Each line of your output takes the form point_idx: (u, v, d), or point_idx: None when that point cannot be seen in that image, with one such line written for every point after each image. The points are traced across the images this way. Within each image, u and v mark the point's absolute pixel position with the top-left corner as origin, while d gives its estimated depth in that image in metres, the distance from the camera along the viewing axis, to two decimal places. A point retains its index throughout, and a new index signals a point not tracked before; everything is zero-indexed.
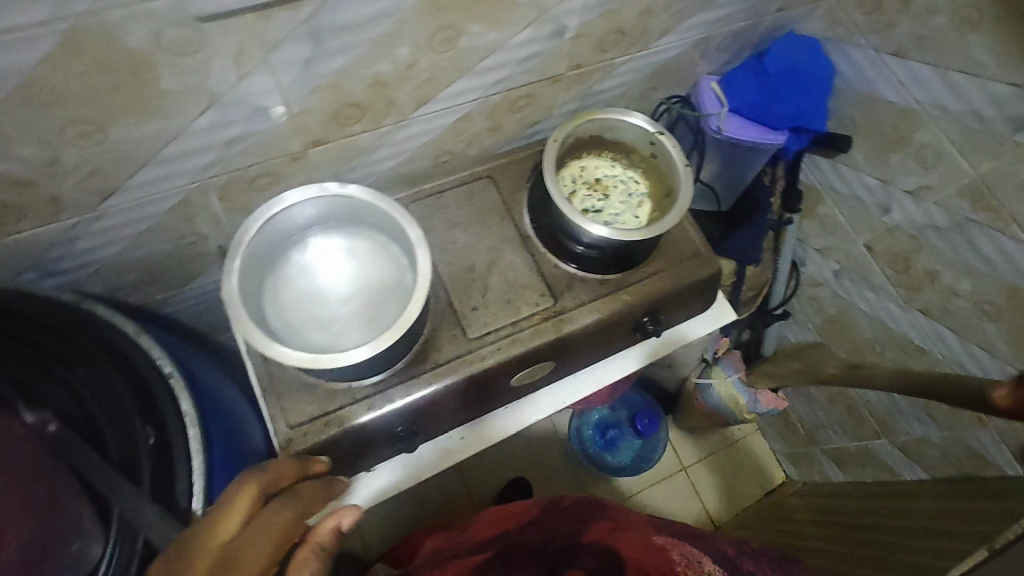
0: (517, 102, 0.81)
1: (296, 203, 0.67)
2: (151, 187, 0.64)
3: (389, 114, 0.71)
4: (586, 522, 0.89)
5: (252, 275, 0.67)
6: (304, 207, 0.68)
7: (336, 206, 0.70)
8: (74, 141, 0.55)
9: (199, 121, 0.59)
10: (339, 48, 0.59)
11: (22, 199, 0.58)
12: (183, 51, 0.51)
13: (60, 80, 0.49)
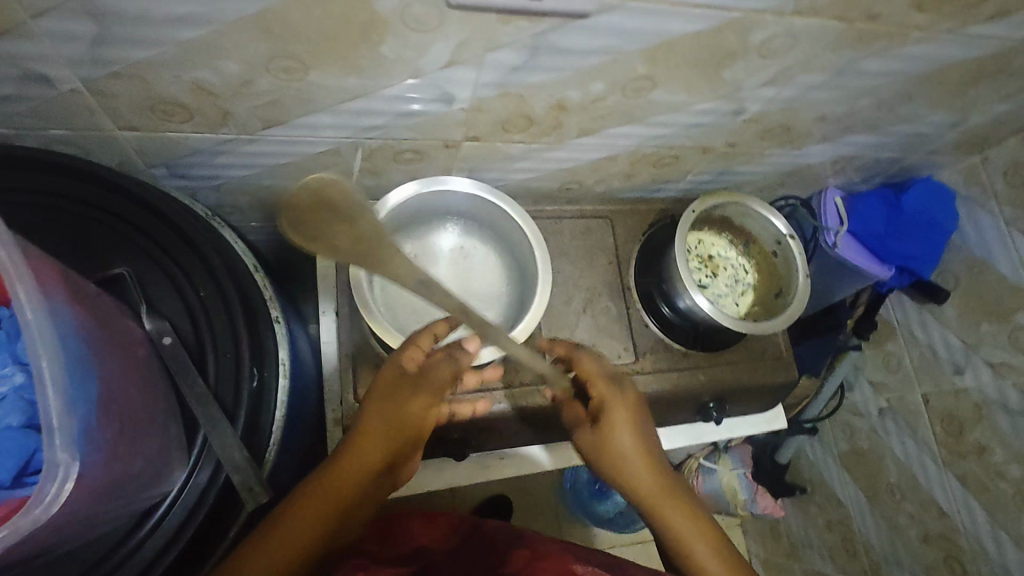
0: (663, 159, 0.81)
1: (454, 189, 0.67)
2: (313, 131, 0.64)
3: (550, 135, 0.71)
4: (498, 548, 0.77)
5: None
6: (458, 199, 0.70)
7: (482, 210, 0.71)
8: (272, 73, 0.54)
9: (390, 89, 0.58)
10: (546, 66, 0.58)
11: (199, 105, 0.58)
12: (417, 29, 0.50)
13: (297, 19, 0.48)
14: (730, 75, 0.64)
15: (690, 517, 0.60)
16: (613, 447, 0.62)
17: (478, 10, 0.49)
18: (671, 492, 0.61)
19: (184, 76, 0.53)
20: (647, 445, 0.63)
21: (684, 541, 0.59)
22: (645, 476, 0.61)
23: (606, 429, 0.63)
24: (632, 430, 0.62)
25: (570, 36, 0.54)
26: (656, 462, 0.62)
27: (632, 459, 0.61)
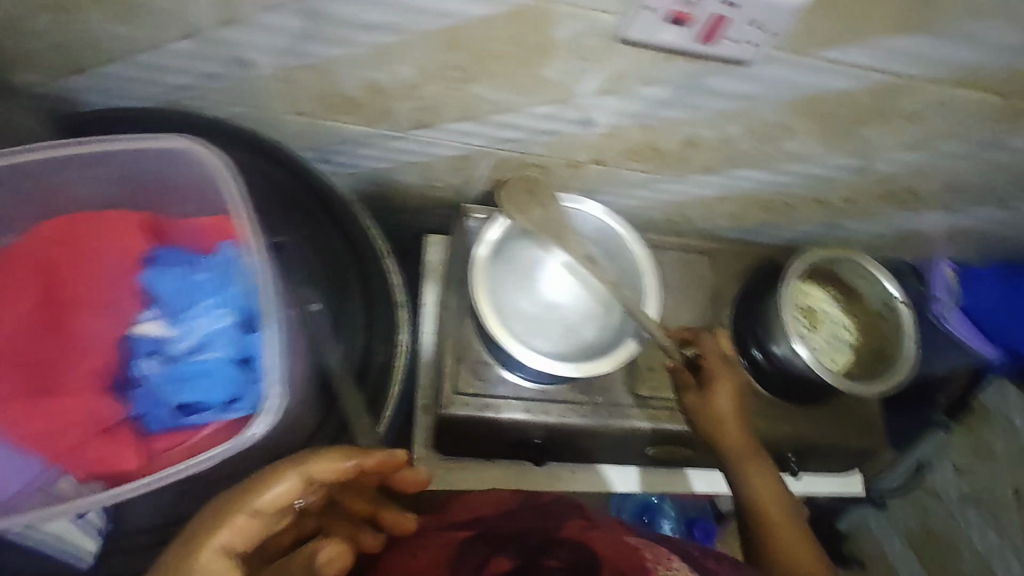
0: (774, 205, 0.81)
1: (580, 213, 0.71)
2: (457, 136, 0.68)
3: (673, 169, 0.73)
4: (558, 520, 0.58)
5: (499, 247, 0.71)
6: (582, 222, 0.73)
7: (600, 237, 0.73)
8: (441, 81, 0.59)
9: (540, 108, 0.62)
10: (692, 104, 0.60)
11: (365, 100, 0.63)
12: (585, 57, 0.54)
13: (481, 36, 0.52)
14: (869, 133, 0.64)
15: (763, 480, 0.61)
16: (706, 404, 0.63)
17: (644, 48, 0.52)
18: (751, 456, 0.62)
19: (363, 74, 0.59)
20: (739, 407, 0.63)
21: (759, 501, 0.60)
22: (730, 434, 0.62)
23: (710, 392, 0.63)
24: (728, 389, 0.63)
25: (723, 79, 0.56)
26: (744, 427, 0.63)
27: (720, 415, 0.63)
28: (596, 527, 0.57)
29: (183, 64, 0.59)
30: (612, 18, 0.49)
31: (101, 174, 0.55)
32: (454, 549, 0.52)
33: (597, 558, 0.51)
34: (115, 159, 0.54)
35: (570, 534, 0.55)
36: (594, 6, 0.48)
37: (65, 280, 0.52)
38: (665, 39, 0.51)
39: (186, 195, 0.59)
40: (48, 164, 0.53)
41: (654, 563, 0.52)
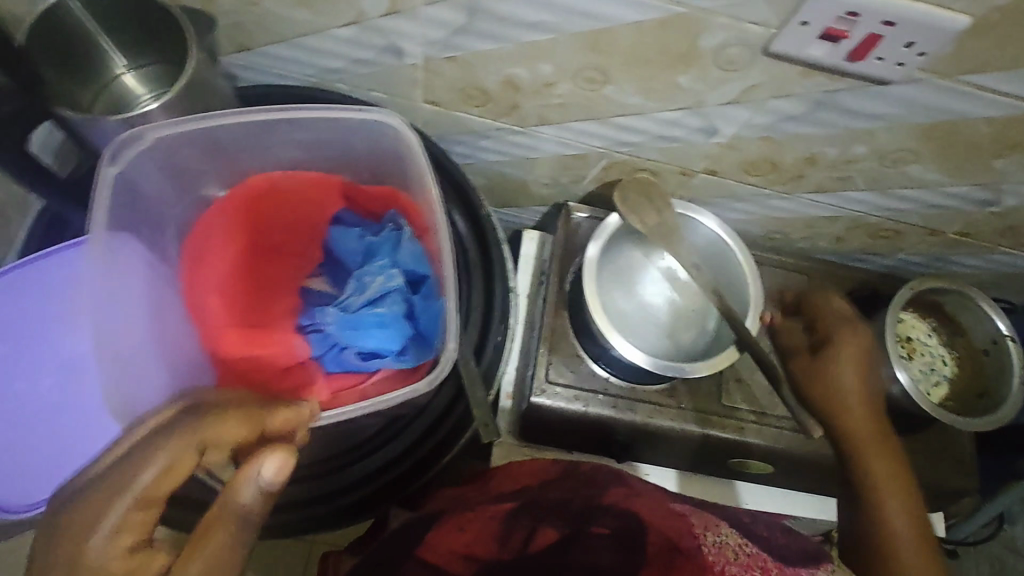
0: (881, 230, 0.81)
1: (693, 222, 0.72)
2: (577, 135, 0.71)
3: (786, 184, 0.74)
4: (602, 488, 0.64)
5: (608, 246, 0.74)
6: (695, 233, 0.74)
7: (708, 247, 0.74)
8: (576, 81, 0.62)
9: (667, 114, 0.64)
10: (821, 121, 0.61)
11: (499, 95, 0.66)
12: (724, 67, 0.56)
13: (628, 40, 0.55)
14: (1000, 164, 0.63)
15: (886, 468, 0.69)
16: (825, 380, 0.73)
17: (786, 62, 0.54)
18: (882, 445, 0.70)
19: (504, 69, 0.62)
20: (866, 400, 0.71)
21: (881, 478, 0.68)
22: (859, 420, 0.71)
23: (827, 365, 0.73)
24: (856, 376, 0.72)
25: (860, 99, 0.57)
26: (880, 422, 0.71)
27: (852, 402, 0.71)
28: (641, 493, 0.62)
29: (340, 48, 0.63)
30: (762, 30, 0.51)
31: (294, 138, 0.60)
32: (502, 519, 0.59)
33: (643, 526, 0.57)
34: (310, 126, 0.59)
35: (612, 503, 0.60)
36: (748, 18, 0.50)
37: (269, 233, 0.65)
38: (812, 54, 0.52)
39: (359, 159, 0.64)
40: (257, 128, 0.59)
41: (703, 529, 0.56)
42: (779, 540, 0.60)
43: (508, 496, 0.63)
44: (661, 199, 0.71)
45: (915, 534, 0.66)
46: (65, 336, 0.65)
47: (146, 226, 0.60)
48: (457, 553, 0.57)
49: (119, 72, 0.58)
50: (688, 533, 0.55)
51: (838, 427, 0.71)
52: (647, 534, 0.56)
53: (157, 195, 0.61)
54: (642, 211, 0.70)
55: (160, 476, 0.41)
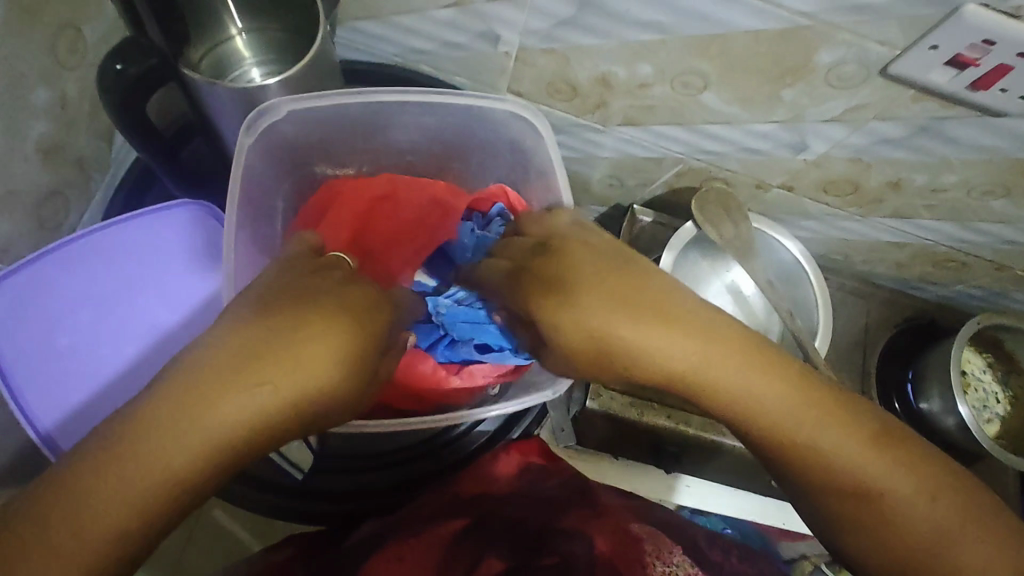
0: (947, 262, 0.79)
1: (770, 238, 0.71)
2: (658, 138, 0.70)
3: (862, 206, 0.72)
4: (564, 510, 0.56)
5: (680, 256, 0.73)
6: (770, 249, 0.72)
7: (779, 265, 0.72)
8: (673, 84, 0.60)
9: (759, 124, 0.63)
10: (917, 147, 0.60)
11: (588, 91, 0.65)
12: (834, 83, 0.55)
13: (741, 47, 0.53)
14: None
15: (843, 425, 0.35)
16: (659, 341, 0.38)
17: (900, 84, 0.53)
18: (780, 397, 0.36)
19: (600, 66, 0.61)
20: (773, 360, 0.37)
21: (813, 449, 0.35)
22: (817, 416, 0.36)
23: (579, 334, 0.40)
24: (662, 295, 0.39)
25: (966, 128, 0.56)
26: (777, 365, 0.37)
27: (717, 365, 0.37)
28: (601, 516, 0.54)
29: (434, 30, 0.61)
30: (885, 50, 0.50)
31: (422, 123, 0.57)
32: (450, 542, 0.51)
33: (594, 560, 0.48)
34: (438, 111, 0.55)
35: (569, 526, 0.53)
36: (873, 36, 0.49)
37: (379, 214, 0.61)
38: (933, 78, 0.50)
39: (475, 148, 0.60)
40: (385, 107, 0.55)
41: (653, 559, 0.48)
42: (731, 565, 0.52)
43: (463, 508, 0.55)
44: (739, 211, 0.70)
45: (953, 522, 0.34)
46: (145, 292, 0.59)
47: (261, 206, 0.55)
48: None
49: (233, 34, 0.52)
50: (639, 564, 0.47)
51: (792, 433, 0.36)
52: (596, 562, 0.47)
53: (268, 175, 0.56)
54: (719, 224, 0.69)
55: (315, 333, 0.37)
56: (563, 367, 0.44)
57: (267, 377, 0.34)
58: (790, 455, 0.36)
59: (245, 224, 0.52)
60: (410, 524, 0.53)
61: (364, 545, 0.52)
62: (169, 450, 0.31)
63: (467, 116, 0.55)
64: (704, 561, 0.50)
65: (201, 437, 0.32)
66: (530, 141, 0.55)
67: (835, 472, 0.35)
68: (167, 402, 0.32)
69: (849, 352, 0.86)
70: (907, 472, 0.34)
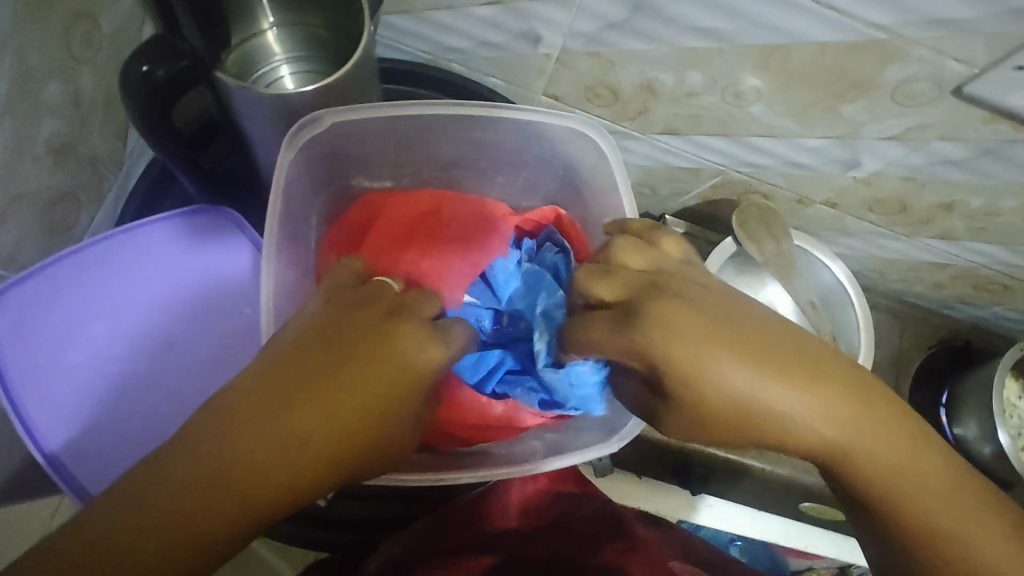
0: (989, 284, 0.76)
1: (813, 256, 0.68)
2: (700, 149, 0.66)
3: (907, 225, 0.69)
4: (596, 544, 0.54)
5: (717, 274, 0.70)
6: (810, 267, 0.69)
7: (818, 283, 0.69)
8: (723, 94, 0.57)
9: (811, 140, 0.60)
10: (979, 169, 0.57)
11: (631, 98, 0.61)
12: (899, 101, 0.51)
13: (804, 60, 0.50)
14: None
15: (954, 500, 0.35)
16: (765, 390, 0.36)
17: (973, 104, 0.49)
18: (891, 454, 0.36)
19: (647, 72, 0.57)
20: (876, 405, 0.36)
21: (915, 506, 0.35)
22: (924, 472, 0.36)
23: (699, 394, 0.36)
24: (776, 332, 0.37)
25: None
26: (880, 415, 0.36)
27: (816, 412, 0.35)
28: (637, 551, 0.52)
29: (472, 28, 0.58)
30: (964, 68, 0.46)
31: (475, 135, 0.55)
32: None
33: None
34: (493, 126, 0.54)
35: (606, 563, 0.51)
36: (953, 54, 0.45)
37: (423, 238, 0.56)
38: (1011, 100, 0.47)
39: (523, 162, 0.58)
40: (438, 121, 0.53)
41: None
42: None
43: (491, 545, 0.53)
44: (782, 227, 0.66)
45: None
46: (154, 308, 0.55)
47: (299, 222, 0.53)
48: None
49: (265, 28, 0.48)
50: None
51: (893, 488, 0.36)
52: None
53: (307, 191, 0.54)
54: (761, 239, 0.66)
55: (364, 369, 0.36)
56: (669, 428, 0.40)
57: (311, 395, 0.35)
58: (900, 516, 0.35)
59: (285, 242, 0.50)
60: (437, 556, 0.51)
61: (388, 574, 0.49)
62: (212, 452, 0.32)
63: (523, 130, 0.54)
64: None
65: (254, 465, 0.32)
66: (591, 160, 0.54)
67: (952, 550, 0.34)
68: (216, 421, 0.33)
69: (880, 372, 0.84)
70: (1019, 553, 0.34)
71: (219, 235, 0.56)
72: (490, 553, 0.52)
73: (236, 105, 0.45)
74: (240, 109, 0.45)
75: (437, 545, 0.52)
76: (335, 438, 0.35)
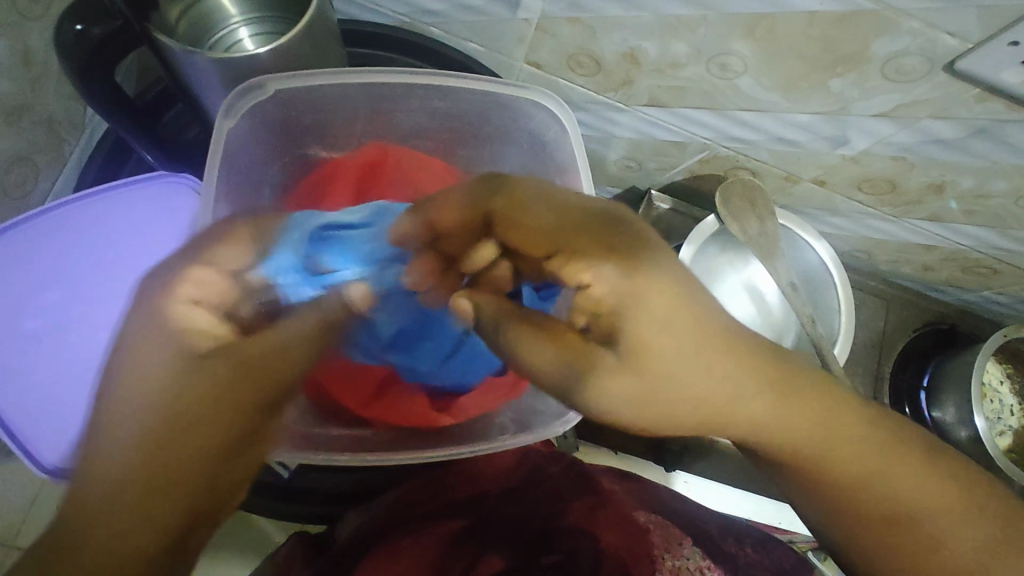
0: (978, 268, 0.75)
1: (795, 236, 0.67)
2: (686, 122, 0.64)
3: (897, 205, 0.68)
4: (565, 501, 0.50)
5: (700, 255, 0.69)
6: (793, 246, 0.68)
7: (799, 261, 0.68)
8: (708, 66, 0.55)
9: (799, 116, 0.58)
10: (970, 149, 0.55)
11: (615, 68, 0.59)
12: (890, 76, 0.49)
13: (791, 32, 0.48)
14: None
15: (881, 450, 0.38)
16: (692, 365, 0.38)
17: (964, 81, 0.47)
18: (815, 424, 0.38)
19: (630, 41, 0.54)
20: (745, 360, 0.38)
21: (849, 465, 0.38)
22: (842, 433, 0.38)
23: (650, 354, 0.38)
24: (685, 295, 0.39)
25: None
26: (792, 381, 0.39)
27: (734, 388, 0.38)
28: (605, 506, 0.48)
29: None
30: (957, 43, 0.44)
31: (437, 106, 0.54)
32: (446, 545, 0.46)
33: (597, 553, 0.43)
34: (450, 97, 0.52)
35: (574, 523, 0.47)
36: (947, 27, 0.43)
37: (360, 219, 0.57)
38: (1005, 77, 0.45)
39: (490, 136, 0.57)
40: (392, 90, 0.52)
41: (663, 552, 0.42)
42: (748, 559, 0.44)
43: (460, 509, 0.51)
44: (762, 203, 0.65)
45: (974, 537, 0.37)
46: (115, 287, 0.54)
47: (250, 192, 0.53)
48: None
49: None
50: (645, 556, 0.42)
51: (825, 454, 0.38)
52: (603, 561, 0.42)
53: (259, 159, 0.53)
54: (743, 218, 0.64)
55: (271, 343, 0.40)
56: (617, 399, 0.39)
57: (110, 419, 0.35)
58: (832, 476, 0.38)
59: (230, 214, 0.49)
60: (404, 527, 0.49)
61: (350, 552, 0.47)
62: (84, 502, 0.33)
63: (482, 101, 0.53)
64: (718, 555, 0.43)
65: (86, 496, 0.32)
66: (552, 133, 0.53)
67: (878, 492, 0.38)
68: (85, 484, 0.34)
69: (864, 354, 0.83)
70: (941, 491, 0.38)
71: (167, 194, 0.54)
72: (456, 520, 0.49)
73: (186, 72, 0.43)
74: (192, 76, 0.44)
75: (403, 518, 0.50)
76: (234, 409, 0.36)
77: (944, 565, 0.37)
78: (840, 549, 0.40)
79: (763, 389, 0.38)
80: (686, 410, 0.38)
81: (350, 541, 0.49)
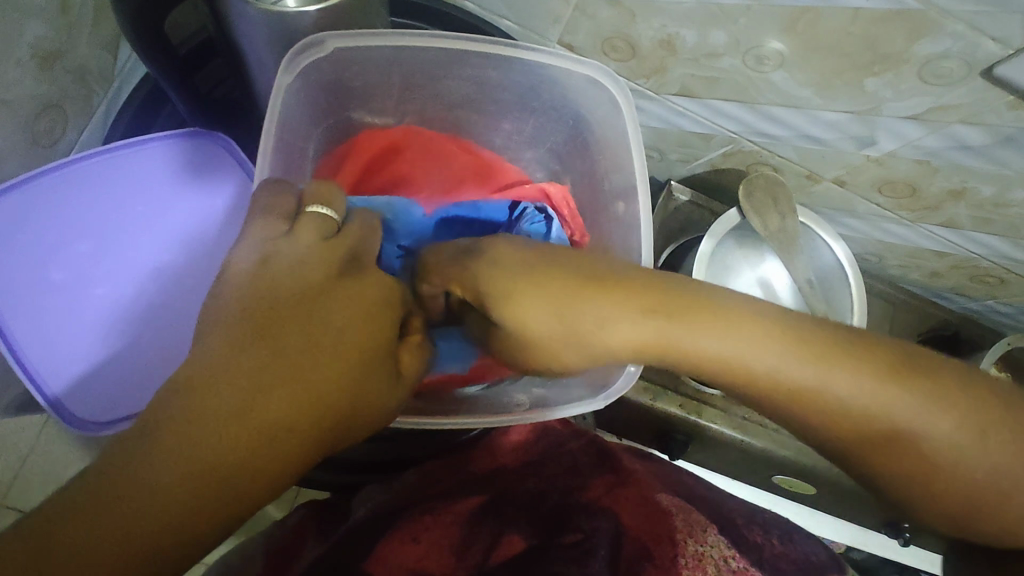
0: (986, 277, 0.76)
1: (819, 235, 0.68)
2: (716, 114, 0.64)
3: (915, 209, 0.68)
4: (584, 477, 0.51)
5: (720, 249, 0.69)
6: (816, 244, 0.69)
7: (816, 262, 0.69)
8: (744, 58, 0.55)
9: (829, 114, 0.58)
10: (993, 156, 0.56)
11: (650, 54, 0.59)
12: (925, 78, 0.49)
13: (831, 28, 0.48)
14: None
15: (818, 362, 0.38)
16: (573, 310, 0.42)
17: (1001, 87, 0.48)
18: (727, 337, 0.39)
19: (668, 27, 0.54)
20: (607, 283, 0.42)
21: (786, 383, 0.38)
22: (747, 334, 0.39)
23: (510, 295, 0.43)
24: (576, 256, 0.44)
25: None
26: (686, 312, 0.40)
27: (620, 327, 0.41)
28: (627, 485, 0.49)
29: None
30: (998, 47, 0.44)
31: (486, 76, 0.54)
32: (465, 522, 0.46)
33: (618, 534, 0.44)
34: (503, 68, 0.53)
35: (593, 500, 0.48)
36: (990, 31, 0.43)
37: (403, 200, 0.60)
38: None
39: (534, 110, 0.58)
40: (447, 55, 0.52)
41: (686, 536, 0.43)
42: (775, 551, 0.45)
43: (478, 485, 0.51)
44: (786, 198, 0.65)
45: (987, 459, 0.36)
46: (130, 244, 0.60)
47: (298, 151, 0.53)
48: (406, 567, 0.41)
49: None
50: (668, 538, 0.43)
51: (770, 376, 0.39)
52: (623, 543, 0.43)
53: (306, 119, 0.53)
54: (766, 212, 0.65)
55: (292, 257, 0.40)
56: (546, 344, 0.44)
57: (299, 354, 0.36)
58: (784, 399, 0.39)
59: (279, 170, 0.49)
60: (425, 502, 0.49)
61: (370, 523, 0.48)
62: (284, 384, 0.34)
63: (534, 75, 0.53)
64: (742, 544, 0.44)
65: (265, 365, 0.34)
66: (603, 109, 0.54)
67: (828, 404, 0.38)
68: (235, 347, 0.35)
69: None
70: (931, 407, 0.36)
71: (216, 163, 0.60)
72: (476, 498, 0.49)
73: (239, 19, 0.43)
74: (240, 26, 0.44)
75: (421, 495, 0.50)
76: (316, 403, 0.35)
77: (954, 480, 0.37)
78: (846, 463, 0.40)
79: (648, 315, 0.41)
80: (607, 346, 0.42)
81: (371, 515, 0.49)
